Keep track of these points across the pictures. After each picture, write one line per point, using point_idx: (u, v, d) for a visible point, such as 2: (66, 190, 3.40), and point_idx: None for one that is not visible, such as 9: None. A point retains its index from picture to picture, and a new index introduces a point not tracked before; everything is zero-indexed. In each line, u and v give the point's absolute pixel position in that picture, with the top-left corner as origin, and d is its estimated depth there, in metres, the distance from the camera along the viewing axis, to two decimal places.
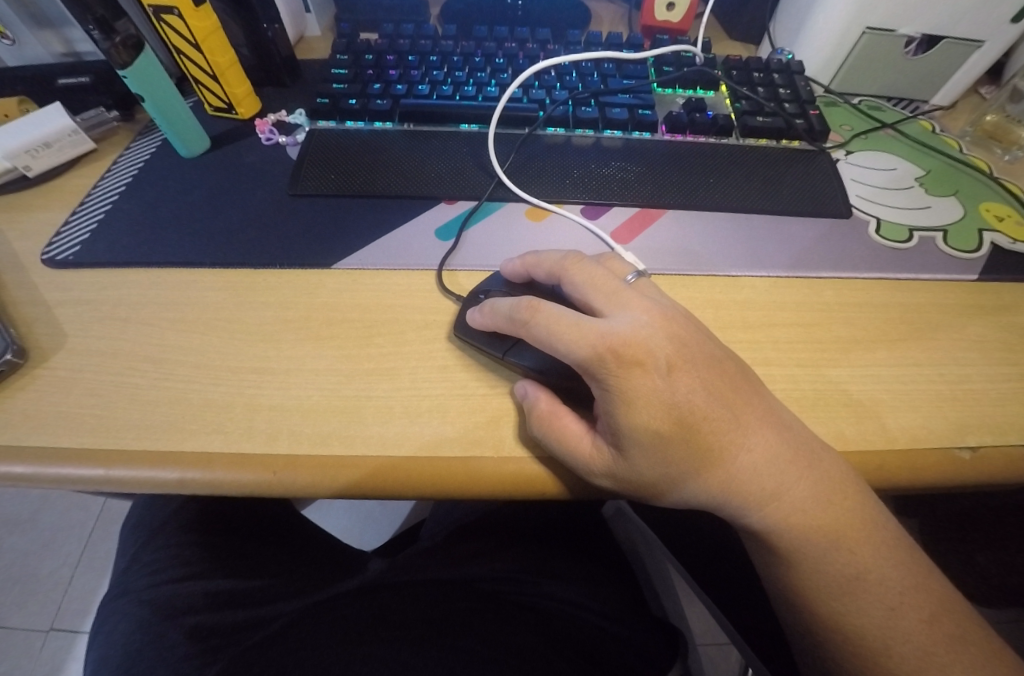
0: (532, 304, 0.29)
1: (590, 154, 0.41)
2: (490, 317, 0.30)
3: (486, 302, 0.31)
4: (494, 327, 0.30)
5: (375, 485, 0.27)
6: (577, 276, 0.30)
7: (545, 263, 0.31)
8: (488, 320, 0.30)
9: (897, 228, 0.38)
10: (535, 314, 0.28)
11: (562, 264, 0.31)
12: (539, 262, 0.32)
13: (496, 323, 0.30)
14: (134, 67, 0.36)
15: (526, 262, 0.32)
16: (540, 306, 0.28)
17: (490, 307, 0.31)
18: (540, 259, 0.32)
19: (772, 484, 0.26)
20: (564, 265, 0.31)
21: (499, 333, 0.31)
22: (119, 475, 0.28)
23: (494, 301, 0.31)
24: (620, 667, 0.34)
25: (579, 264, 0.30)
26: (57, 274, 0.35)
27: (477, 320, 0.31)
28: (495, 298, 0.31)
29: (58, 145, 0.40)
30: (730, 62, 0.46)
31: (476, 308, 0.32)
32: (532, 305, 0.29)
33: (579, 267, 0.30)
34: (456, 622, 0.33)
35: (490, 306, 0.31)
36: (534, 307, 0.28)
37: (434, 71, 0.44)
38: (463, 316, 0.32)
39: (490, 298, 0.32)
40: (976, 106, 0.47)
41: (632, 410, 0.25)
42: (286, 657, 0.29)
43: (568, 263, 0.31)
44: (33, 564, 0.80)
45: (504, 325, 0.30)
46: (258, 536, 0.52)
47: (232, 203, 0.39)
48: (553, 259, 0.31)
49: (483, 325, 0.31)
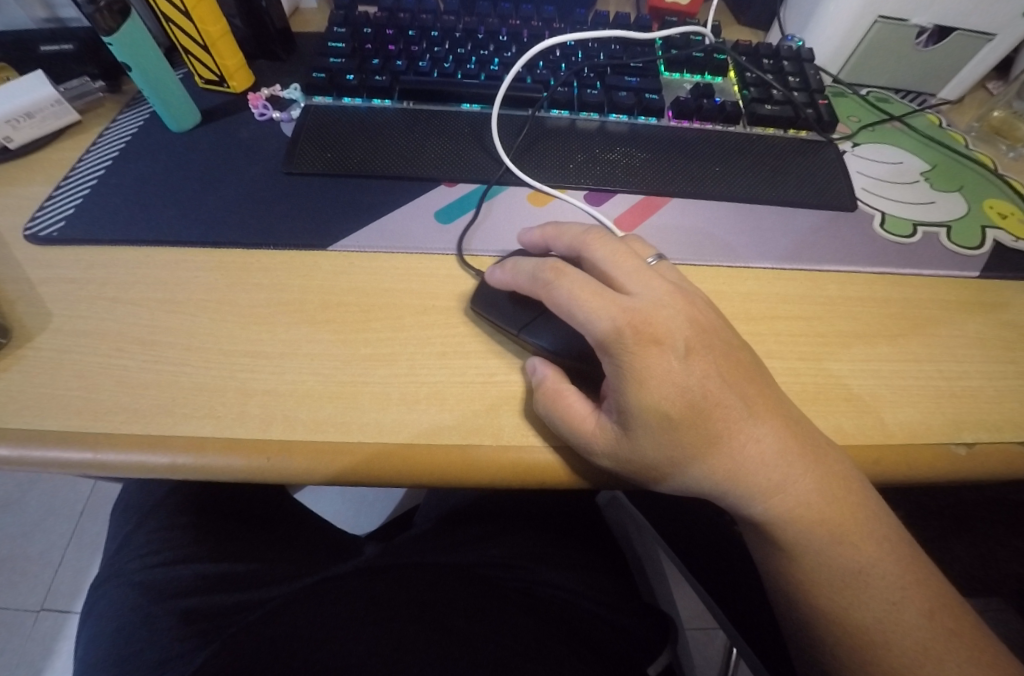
0: (557, 267, 0.28)
1: (595, 138, 0.41)
2: (511, 275, 0.30)
3: (508, 261, 0.31)
4: (512, 286, 0.30)
5: (372, 472, 0.27)
6: (599, 251, 0.29)
7: (567, 234, 0.31)
8: (508, 277, 0.31)
9: (902, 222, 0.37)
10: (558, 276, 0.28)
11: (584, 237, 0.30)
12: (560, 233, 0.31)
13: (517, 281, 0.30)
14: (121, 33, 0.34)
15: (545, 233, 0.32)
16: (565, 271, 0.28)
17: (512, 265, 0.31)
18: (561, 231, 0.31)
19: (778, 476, 0.26)
20: (586, 238, 0.30)
21: (517, 293, 0.31)
22: (107, 459, 0.27)
23: (517, 260, 0.31)
24: (613, 654, 0.34)
25: (602, 239, 0.30)
26: (41, 251, 0.34)
27: (495, 275, 0.31)
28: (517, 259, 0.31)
29: (41, 116, 0.38)
30: (740, 46, 0.45)
31: (497, 266, 0.32)
32: (556, 268, 0.28)
33: (601, 242, 0.30)
34: (452, 601, 0.32)
35: (512, 265, 0.31)
36: (558, 270, 0.28)
37: (435, 46, 0.43)
38: (481, 291, 0.32)
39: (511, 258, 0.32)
40: (982, 102, 0.47)
41: (644, 389, 0.25)
42: (276, 627, 0.28)
43: (590, 237, 0.30)
44: (21, 545, 0.79)
45: (524, 284, 0.30)
46: (249, 518, 0.52)
47: (225, 180, 0.38)
48: (575, 232, 0.31)
49: (501, 282, 0.31)
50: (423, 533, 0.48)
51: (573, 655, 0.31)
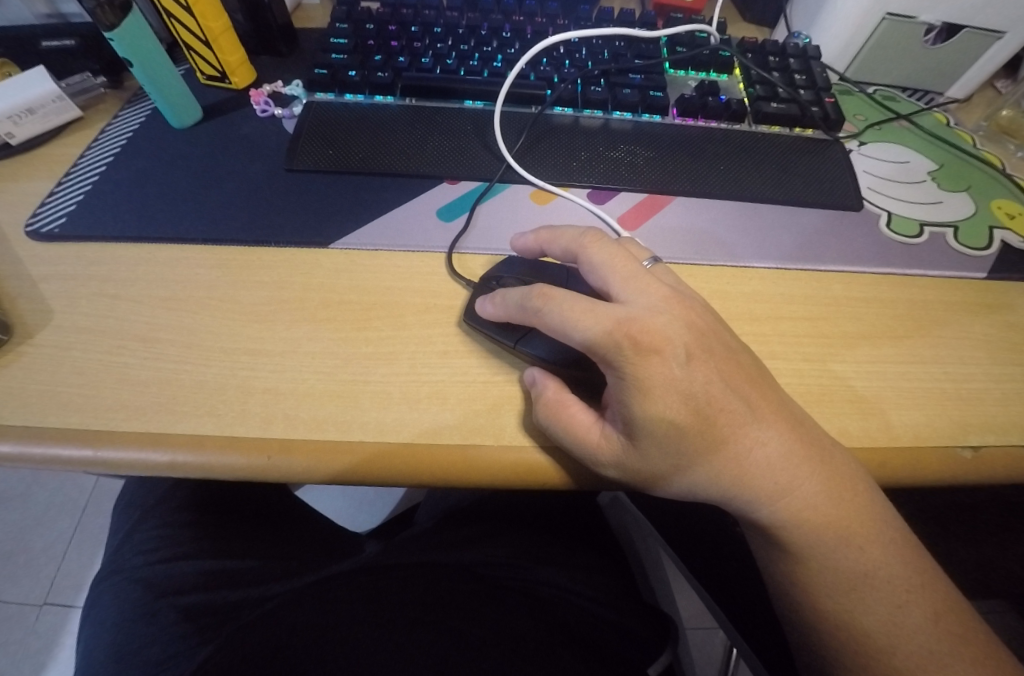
0: (544, 292, 0.28)
1: (599, 137, 0.40)
2: (501, 307, 0.29)
3: (497, 291, 0.30)
4: (505, 318, 0.29)
5: (372, 472, 0.27)
6: (596, 254, 0.29)
7: (562, 238, 0.30)
8: (499, 310, 0.29)
9: (908, 223, 0.37)
10: (547, 301, 0.27)
11: (581, 241, 0.30)
12: (555, 237, 0.31)
13: (508, 312, 0.29)
14: (121, 28, 0.34)
15: (541, 236, 0.32)
16: (553, 294, 0.27)
17: (501, 296, 0.30)
18: (556, 235, 0.31)
19: (784, 479, 0.26)
20: (583, 242, 0.30)
21: (509, 322, 0.30)
22: (107, 457, 0.27)
23: (505, 289, 0.30)
24: (614, 655, 0.34)
25: (598, 242, 0.30)
26: (42, 247, 0.34)
27: (486, 309, 0.30)
28: (505, 287, 0.30)
29: (42, 112, 0.38)
30: (746, 43, 0.44)
31: (485, 297, 0.31)
32: (544, 292, 0.28)
33: (598, 245, 0.29)
34: (454, 600, 0.31)
35: (501, 295, 0.30)
36: (546, 295, 0.27)
37: (438, 43, 0.42)
38: (473, 304, 0.31)
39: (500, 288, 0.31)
40: (990, 101, 0.47)
41: (648, 398, 0.25)
42: (273, 629, 0.27)
43: (587, 240, 0.30)
44: (23, 540, 0.79)
45: (515, 315, 0.29)
46: (249, 516, 0.51)
47: (227, 176, 0.38)
48: (571, 236, 0.30)
49: (493, 316, 0.30)
50: (423, 532, 0.48)
51: (575, 657, 0.30)
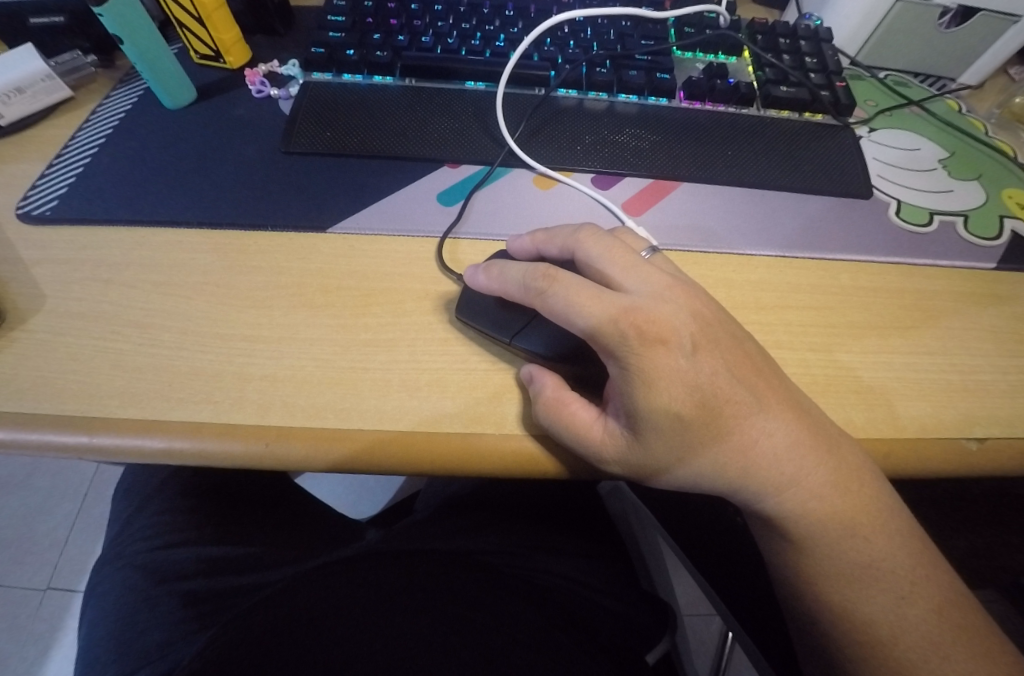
0: (550, 273, 0.27)
1: (604, 120, 0.39)
2: (497, 281, 0.29)
3: (493, 263, 0.29)
4: (502, 294, 0.29)
5: (372, 461, 0.26)
6: (592, 249, 0.28)
7: (559, 234, 0.30)
8: (495, 282, 0.29)
9: (918, 211, 0.36)
10: (552, 283, 0.26)
11: (575, 237, 0.29)
12: (550, 238, 0.30)
13: (505, 288, 0.28)
14: (111, 3, 0.33)
15: (536, 240, 0.31)
16: (558, 276, 0.27)
17: (499, 270, 0.29)
18: (551, 235, 0.30)
19: (791, 470, 0.26)
20: (579, 237, 0.29)
21: (505, 298, 0.29)
22: (102, 444, 0.26)
23: (504, 264, 0.29)
24: (613, 640, 0.34)
25: (594, 236, 0.29)
26: (34, 230, 0.33)
27: (479, 280, 0.29)
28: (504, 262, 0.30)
29: (31, 92, 0.37)
30: (756, 25, 0.43)
31: (480, 268, 0.30)
32: (549, 273, 0.27)
33: (594, 239, 0.29)
34: (453, 586, 0.31)
35: (500, 269, 0.29)
36: (551, 276, 0.27)
37: (438, 21, 0.41)
38: (465, 298, 0.30)
39: (499, 260, 0.30)
40: (1004, 88, 0.45)
41: (653, 391, 0.24)
42: (271, 616, 0.26)
43: (581, 236, 0.29)
44: (25, 525, 0.79)
45: (515, 293, 0.28)
46: (247, 501, 0.51)
47: (222, 158, 0.37)
48: (565, 233, 0.30)
49: (488, 289, 0.29)
50: (424, 521, 0.48)
51: (578, 646, 0.30)
